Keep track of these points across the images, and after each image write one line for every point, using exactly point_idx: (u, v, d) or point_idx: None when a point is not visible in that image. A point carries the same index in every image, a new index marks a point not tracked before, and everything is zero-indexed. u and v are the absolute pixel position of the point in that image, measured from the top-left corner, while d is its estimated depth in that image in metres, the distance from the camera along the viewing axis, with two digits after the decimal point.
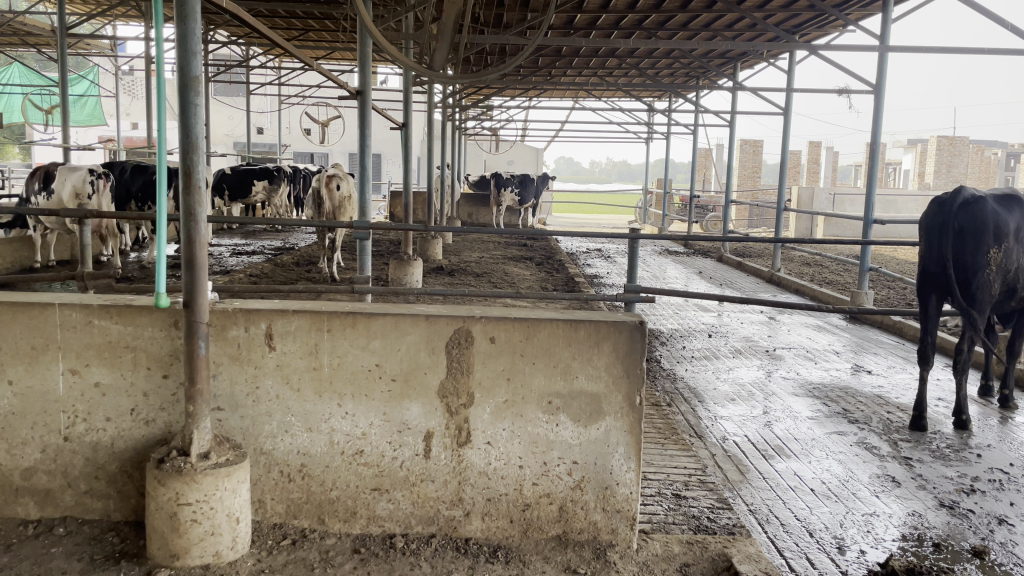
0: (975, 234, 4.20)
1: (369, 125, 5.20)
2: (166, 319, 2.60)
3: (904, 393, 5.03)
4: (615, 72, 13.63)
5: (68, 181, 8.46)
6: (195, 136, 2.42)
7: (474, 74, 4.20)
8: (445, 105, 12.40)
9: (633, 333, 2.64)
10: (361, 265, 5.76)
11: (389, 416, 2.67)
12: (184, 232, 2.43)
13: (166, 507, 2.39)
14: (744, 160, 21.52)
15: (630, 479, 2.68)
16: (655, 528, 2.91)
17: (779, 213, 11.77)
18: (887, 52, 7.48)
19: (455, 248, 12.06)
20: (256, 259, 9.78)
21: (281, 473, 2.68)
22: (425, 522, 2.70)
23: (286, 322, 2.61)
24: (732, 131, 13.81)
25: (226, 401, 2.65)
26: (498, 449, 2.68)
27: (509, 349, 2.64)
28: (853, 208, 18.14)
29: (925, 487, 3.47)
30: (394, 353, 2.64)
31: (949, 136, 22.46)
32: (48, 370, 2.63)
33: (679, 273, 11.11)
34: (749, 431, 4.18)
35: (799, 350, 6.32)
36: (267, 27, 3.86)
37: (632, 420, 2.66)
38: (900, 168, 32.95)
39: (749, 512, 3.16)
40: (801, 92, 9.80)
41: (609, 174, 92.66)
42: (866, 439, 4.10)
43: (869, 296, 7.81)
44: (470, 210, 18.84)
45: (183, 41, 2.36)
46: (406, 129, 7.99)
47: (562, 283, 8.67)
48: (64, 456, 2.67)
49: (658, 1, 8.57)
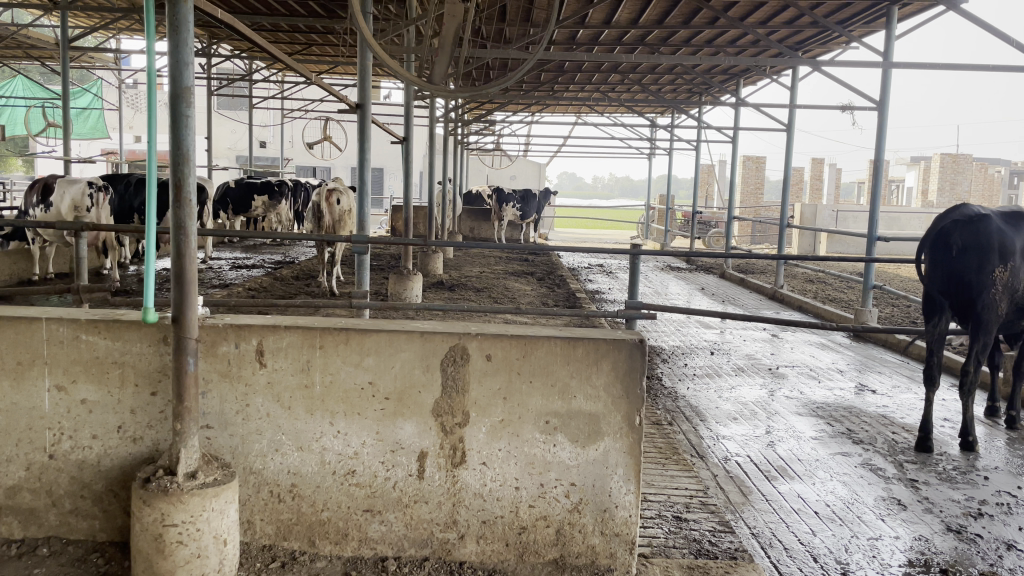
0: (978, 252, 4.12)
1: (368, 138, 5.16)
2: (155, 334, 2.54)
3: (909, 413, 4.95)
4: (618, 88, 13.67)
5: (68, 194, 8.45)
6: (187, 149, 2.38)
7: (475, 88, 4.10)
8: (447, 120, 12.42)
9: (633, 351, 2.57)
10: (359, 280, 5.70)
11: (382, 435, 2.60)
12: (174, 245, 2.38)
13: (152, 529, 2.32)
14: (747, 177, 21.56)
15: (630, 502, 2.61)
16: (655, 552, 2.84)
17: (782, 230, 11.69)
18: (890, 68, 7.45)
19: (457, 262, 12.04)
20: (256, 272, 9.75)
21: (271, 494, 2.61)
22: (419, 545, 2.63)
23: (277, 339, 2.55)
24: (734, 147, 13.82)
25: (215, 418, 2.59)
26: (495, 469, 2.61)
27: (506, 367, 2.57)
28: (856, 225, 18.11)
29: (931, 510, 3.40)
30: (388, 370, 2.58)
31: (952, 153, 22.47)
32: (34, 387, 2.57)
33: (680, 289, 11.06)
34: (751, 451, 4.11)
35: (802, 369, 6.23)
36: (267, 40, 3.77)
37: (631, 441, 2.59)
38: (903, 185, 33.06)
39: (751, 536, 3.09)
40: (803, 109, 9.80)
41: (610, 190, 92.69)
42: (871, 460, 4.02)
43: (873, 313, 7.74)
44: (471, 225, 18.53)
45: (176, 52, 2.31)
46: (406, 143, 7.97)
47: (563, 298, 8.63)
48: (49, 475, 2.60)
49: (661, 18, 8.59)
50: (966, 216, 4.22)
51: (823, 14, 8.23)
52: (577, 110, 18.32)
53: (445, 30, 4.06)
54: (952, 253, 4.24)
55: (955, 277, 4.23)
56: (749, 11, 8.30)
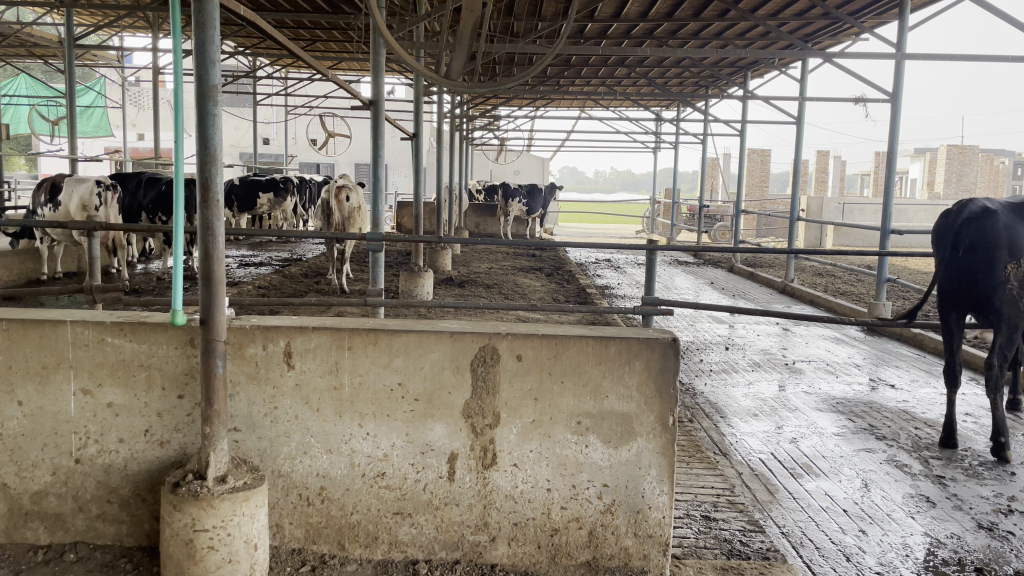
0: (986, 248, 4.07)
1: (382, 135, 5.12)
2: (182, 336, 2.51)
3: (930, 407, 4.91)
4: (624, 82, 13.61)
5: (76, 193, 8.39)
6: (213, 147, 2.33)
7: (491, 84, 4.04)
8: (453, 115, 12.35)
9: (666, 350, 2.53)
10: (373, 277, 5.64)
11: (412, 437, 2.57)
12: (201, 245, 2.34)
13: (183, 534, 2.29)
14: (752, 170, 21.51)
15: (664, 503, 2.58)
16: (686, 553, 2.81)
17: (792, 223, 11.62)
18: (903, 59, 7.39)
19: (465, 258, 12.00)
20: (265, 270, 9.72)
21: (300, 497, 2.58)
22: (450, 547, 2.59)
23: (306, 340, 2.52)
24: (741, 140, 13.77)
25: (243, 421, 2.56)
26: (525, 471, 2.57)
27: (537, 366, 2.54)
28: (863, 217, 18.04)
29: (961, 508, 3.36)
30: (417, 370, 2.55)
31: (959, 144, 22.36)
32: (59, 390, 2.54)
33: (689, 284, 11.01)
34: (775, 448, 4.08)
35: (818, 364, 6.19)
36: (282, 36, 3.71)
37: (665, 441, 2.56)
38: (908, 176, 33.01)
39: (782, 535, 3.05)
40: (814, 101, 9.74)
41: (613, 185, 92.54)
42: (896, 456, 3.99)
43: (887, 306, 7.68)
44: (477, 220, 18.32)
45: (201, 49, 2.28)
46: (414, 139, 7.91)
47: (573, 294, 8.59)
48: (76, 479, 2.57)
49: (671, 10, 8.53)
50: (972, 214, 4.17)
51: (835, 5, 8.17)
52: (582, 105, 18.22)
53: (461, 26, 4.00)
54: (961, 251, 4.20)
55: (966, 275, 4.18)
56: (760, 3, 8.24)
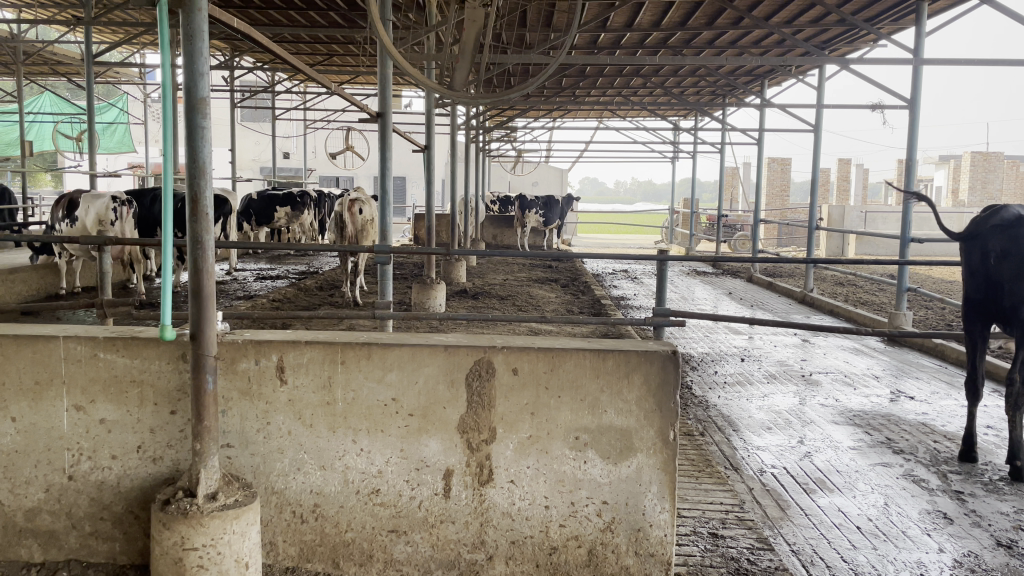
0: (1018, 257, 3.84)
1: (389, 147, 5.09)
2: (174, 351, 2.48)
3: (950, 420, 4.78)
4: (640, 92, 13.58)
5: (93, 208, 8.49)
6: (203, 161, 2.30)
7: (497, 96, 3.98)
8: (469, 127, 12.36)
9: (666, 363, 2.47)
10: (382, 290, 5.59)
11: (407, 453, 2.51)
12: (192, 260, 2.31)
13: (172, 552, 2.26)
14: (772, 178, 21.38)
15: (665, 521, 2.50)
16: (691, 572, 2.74)
17: (811, 232, 11.47)
18: (921, 65, 7.27)
19: (481, 270, 11.99)
20: (281, 283, 9.76)
21: (293, 514, 2.54)
22: (446, 566, 2.53)
23: (299, 354, 2.48)
24: (759, 149, 13.65)
25: (236, 437, 2.52)
26: (522, 488, 2.51)
27: (534, 381, 2.48)
28: (885, 226, 17.82)
29: (979, 524, 3.25)
30: (411, 386, 2.50)
31: (983, 151, 22.05)
32: (51, 407, 2.52)
33: (708, 294, 10.91)
34: (788, 463, 3.98)
35: (837, 375, 6.07)
36: (286, 51, 3.68)
37: (665, 457, 2.49)
38: (932, 184, 32.70)
39: (792, 553, 2.96)
40: (832, 109, 9.61)
41: (635, 195, 92.53)
42: (913, 470, 3.88)
43: (908, 317, 7.51)
44: (494, 232, 18.31)
45: (190, 61, 2.25)
46: (425, 152, 7.90)
47: (588, 305, 8.51)
48: (69, 496, 2.55)
49: (684, 19, 8.48)
50: (1007, 221, 3.92)
51: (851, 11, 8.07)
52: (598, 115, 18.18)
53: (466, 37, 3.95)
54: (992, 259, 3.97)
55: (994, 283, 3.97)
56: (775, 10, 8.14)
